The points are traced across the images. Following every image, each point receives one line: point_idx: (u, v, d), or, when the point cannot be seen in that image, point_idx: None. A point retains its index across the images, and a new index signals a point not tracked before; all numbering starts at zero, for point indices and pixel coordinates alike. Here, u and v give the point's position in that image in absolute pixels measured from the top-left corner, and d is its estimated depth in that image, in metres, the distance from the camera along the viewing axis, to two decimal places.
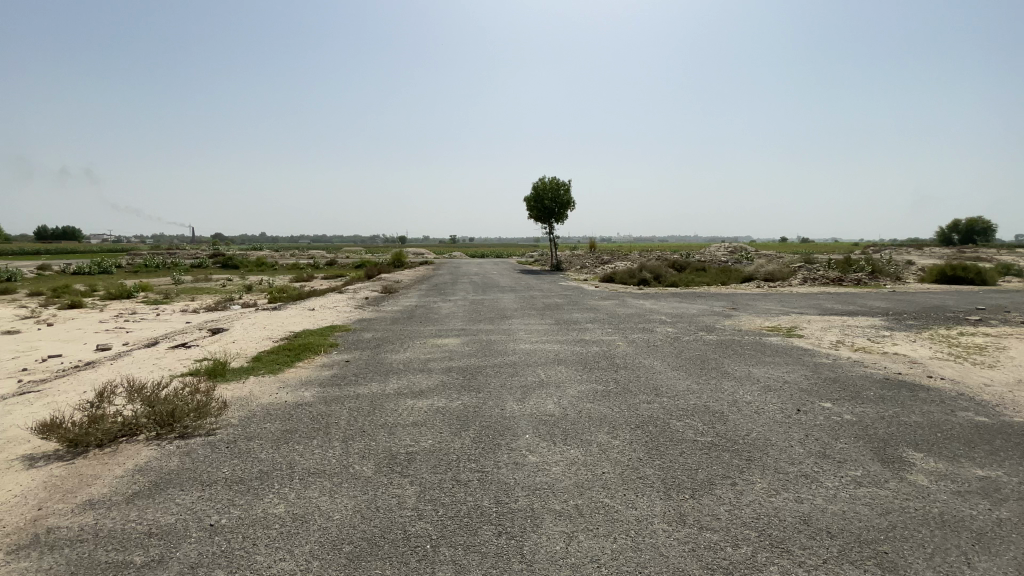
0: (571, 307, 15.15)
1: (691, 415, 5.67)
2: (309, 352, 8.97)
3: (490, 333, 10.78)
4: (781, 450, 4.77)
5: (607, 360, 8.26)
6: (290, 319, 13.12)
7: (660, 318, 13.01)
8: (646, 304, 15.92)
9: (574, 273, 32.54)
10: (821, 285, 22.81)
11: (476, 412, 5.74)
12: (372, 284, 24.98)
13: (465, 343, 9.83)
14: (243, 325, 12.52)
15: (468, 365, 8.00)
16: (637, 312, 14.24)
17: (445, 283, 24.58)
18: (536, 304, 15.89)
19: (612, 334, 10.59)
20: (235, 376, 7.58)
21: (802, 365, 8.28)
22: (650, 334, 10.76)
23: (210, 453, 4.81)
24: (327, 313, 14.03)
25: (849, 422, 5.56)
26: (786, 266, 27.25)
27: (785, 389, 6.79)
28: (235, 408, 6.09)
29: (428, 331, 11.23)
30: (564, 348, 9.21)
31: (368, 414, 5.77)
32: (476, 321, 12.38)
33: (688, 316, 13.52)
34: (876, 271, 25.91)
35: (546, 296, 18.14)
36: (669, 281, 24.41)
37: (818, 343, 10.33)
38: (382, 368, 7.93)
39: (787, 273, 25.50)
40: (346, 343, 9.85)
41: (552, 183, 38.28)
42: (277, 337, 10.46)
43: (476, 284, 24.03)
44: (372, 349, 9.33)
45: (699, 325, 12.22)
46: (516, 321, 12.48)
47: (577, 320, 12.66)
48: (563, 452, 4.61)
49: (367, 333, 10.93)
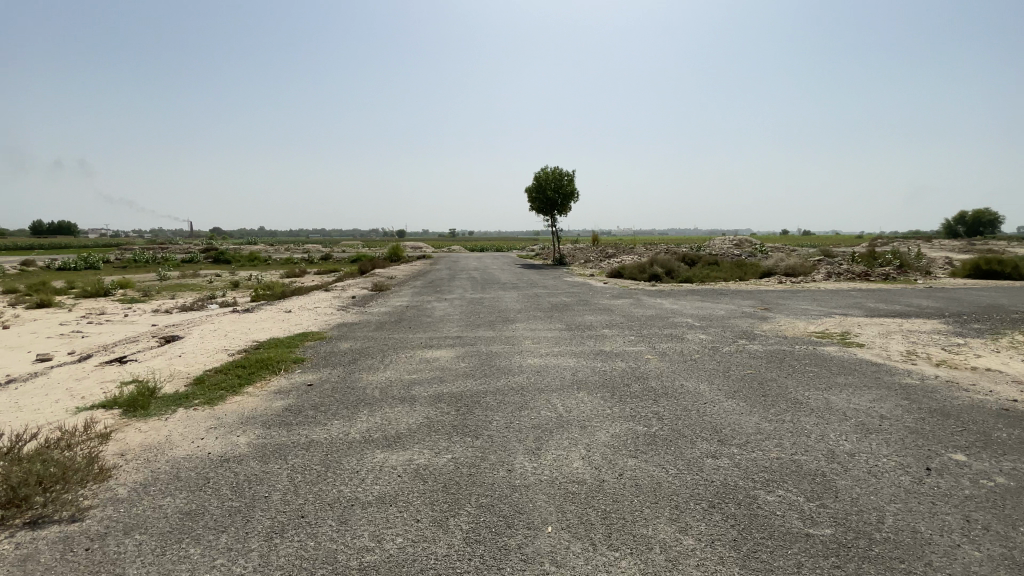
0: (582, 308, 13.36)
1: (783, 482, 3.92)
2: (267, 370, 7.21)
3: (491, 342, 8.99)
4: (950, 558, 3.07)
5: (640, 381, 6.50)
6: (258, 323, 11.29)
7: (687, 322, 11.23)
8: (666, 304, 14.12)
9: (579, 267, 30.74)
10: (849, 280, 21.04)
11: (472, 476, 3.97)
12: (363, 281, 23.19)
13: (460, 356, 8.05)
14: (202, 331, 10.71)
15: (463, 389, 6.23)
16: (658, 314, 12.48)
17: (441, 280, 22.79)
18: (541, 304, 14.09)
19: (637, 343, 8.81)
20: (158, 411, 5.83)
21: (886, 387, 6.52)
22: (682, 343, 8.98)
23: (52, 566, 3.05)
24: (303, 316, 12.23)
25: (1012, 495, 3.86)
26: (807, 260, 25.44)
27: (891, 431, 5.03)
28: (134, 471, 4.33)
29: (417, 339, 9.45)
30: (582, 364, 7.44)
31: (315, 479, 4.00)
32: (475, 325, 10.64)
33: (719, 319, 11.73)
34: (904, 264, 24.13)
35: (552, 294, 16.36)
36: (683, 276, 22.64)
37: (886, 354, 8.58)
38: (353, 393, 6.17)
39: (810, 267, 23.69)
40: (316, 356, 8.09)
41: (555, 173, 36.36)
42: (234, 348, 8.69)
43: (475, 280, 22.25)
44: (345, 365, 7.54)
45: (736, 330, 10.42)
46: (521, 325, 10.69)
47: (591, 325, 10.88)
48: (610, 566, 2.87)
49: (344, 342, 9.15)
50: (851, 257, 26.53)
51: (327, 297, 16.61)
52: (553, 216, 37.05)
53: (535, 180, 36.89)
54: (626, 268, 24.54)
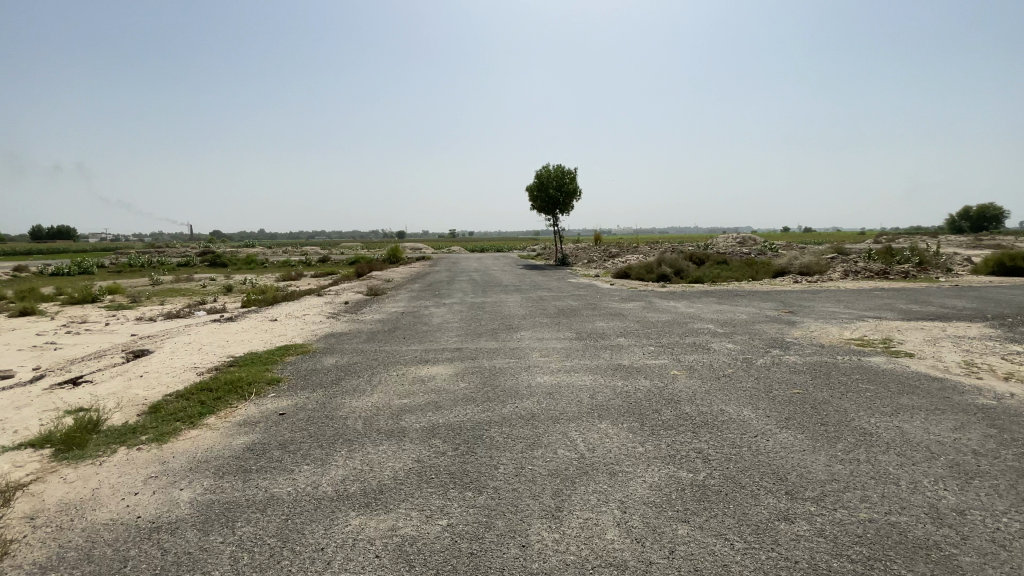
0: (591, 313, 12.32)
1: (892, 563, 2.93)
2: (235, 396, 6.22)
3: (495, 354, 7.97)
4: None
5: (671, 404, 5.51)
6: (237, 334, 10.28)
7: (709, 328, 10.19)
8: (682, 308, 13.06)
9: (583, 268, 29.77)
10: (868, 279, 20.04)
11: (474, 556, 2.98)
12: (359, 284, 22.20)
13: (459, 372, 7.02)
14: (175, 344, 9.70)
15: (462, 418, 5.22)
16: (675, 318, 11.46)
17: (440, 282, 21.78)
18: (547, 308, 13.06)
19: (659, 355, 7.79)
20: (94, 451, 4.83)
21: (963, 411, 5.53)
22: (710, 354, 7.96)
23: None
24: (288, 325, 11.22)
25: None
26: (821, 258, 24.42)
27: (995, 476, 4.05)
28: (34, 548, 3.33)
29: (412, 351, 8.44)
30: (601, 382, 6.42)
31: (266, 562, 3.00)
32: (476, 334, 9.63)
33: (742, 324, 10.69)
34: (923, 262, 23.11)
35: (558, 298, 15.34)
36: (693, 276, 21.63)
37: (942, 365, 7.58)
38: (331, 424, 5.16)
39: (825, 266, 22.67)
40: (295, 375, 7.08)
41: (556, 171, 35.36)
42: (204, 367, 7.68)
43: (475, 282, 21.24)
44: (327, 386, 6.53)
45: (766, 337, 9.38)
46: (527, 333, 9.67)
47: (604, 332, 9.87)
48: None
49: (328, 357, 8.13)
50: (866, 253, 25.50)
51: (317, 303, 15.60)
52: (555, 215, 36.04)
53: (536, 179, 35.90)
54: (632, 268, 23.50)
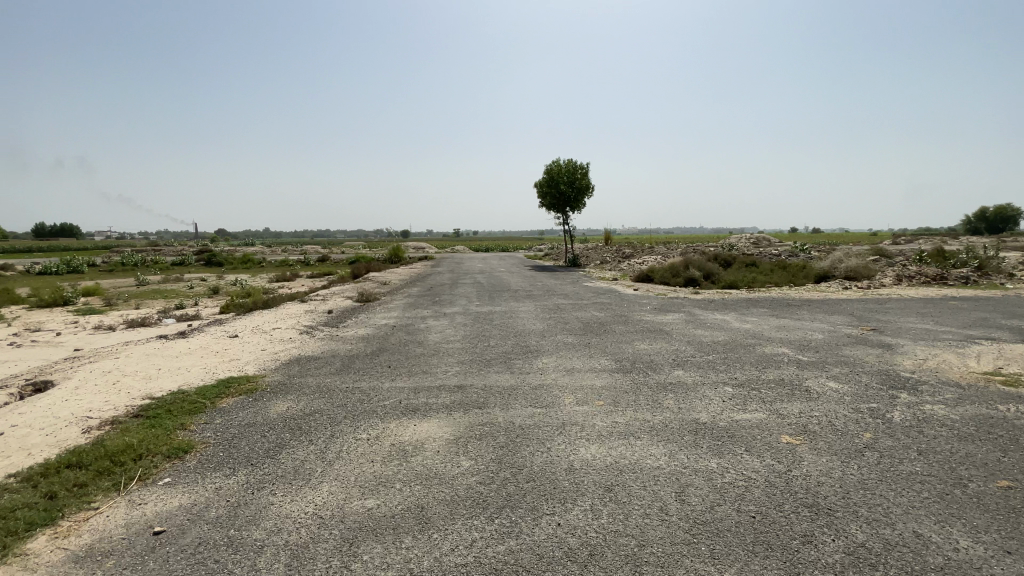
0: (626, 328, 9.95)
1: None
2: (107, 484, 3.96)
3: (512, 400, 5.61)
4: None
5: (828, 526, 3.21)
6: (176, 359, 7.98)
7: (789, 355, 7.81)
8: (735, 322, 10.66)
9: (599, 270, 27.33)
10: (927, 286, 17.61)
11: None
12: (352, 288, 19.93)
13: (460, 435, 4.69)
14: (90, 372, 7.42)
15: (467, 555, 2.91)
16: (735, 338, 9.09)
17: (442, 286, 19.47)
18: (569, 322, 10.76)
19: (750, 408, 5.42)
20: None
21: None
22: (819, 404, 5.59)
23: None
24: (247, 345, 8.92)
25: None
26: (865, 260, 21.95)
27: None
28: None
29: (396, 389, 6.10)
30: (685, 462, 4.10)
31: None
32: (485, 362, 7.27)
33: (827, 349, 8.30)
34: (981, 266, 20.63)
35: (579, 307, 13.03)
36: (726, 279, 19.23)
37: None
38: (229, 569, 2.86)
39: (874, 270, 20.20)
40: (218, 437, 4.79)
41: (567, 165, 33.11)
42: (101, 418, 5.42)
43: (481, 287, 18.90)
44: (255, 463, 4.22)
45: (873, 372, 6.98)
46: (552, 361, 7.31)
47: (653, 359, 7.49)
48: None
49: (279, 401, 5.82)
50: (915, 255, 22.99)
51: (297, 311, 13.28)
52: (566, 212, 33.75)
53: (546, 174, 33.64)
54: (656, 272, 21.12)
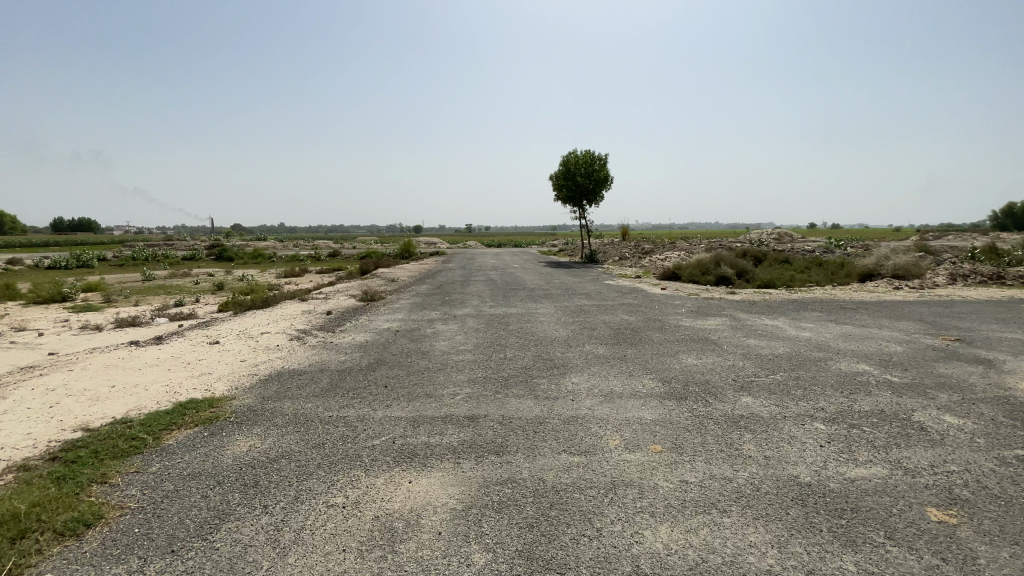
0: (665, 336, 8.55)
1: None
2: None
3: (539, 439, 4.28)
4: None
5: None
6: (138, 372, 6.76)
7: (874, 376, 6.38)
8: (790, 330, 9.20)
9: (619, 267, 25.86)
10: (989, 286, 15.89)
11: None
12: (358, 285, 18.75)
13: (473, 498, 3.38)
14: (32, 389, 6.23)
15: None
16: (798, 350, 7.68)
17: (453, 284, 18.20)
18: (598, 327, 9.42)
19: (859, 463, 4.04)
20: None
21: None
22: (950, 453, 4.19)
23: None
24: (224, 354, 7.69)
25: None
26: (912, 256, 20.19)
27: None
28: None
29: (391, 420, 4.81)
30: (807, 562, 2.75)
31: None
32: (503, 381, 5.95)
33: (917, 367, 6.84)
34: None
35: (606, 309, 11.66)
36: (760, 278, 17.70)
37: None
38: None
39: (924, 268, 18.48)
40: (143, 499, 3.54)
41: (585, 157, 31.58)
42: (8, 462, 4.21)
43: (496, 285, 17.61)
44: (179, 549, 2.95)
45: (993, 400, 5.54)
46: (585, 381, 5.95)
47: (708, 379, 6.11)
48: None
49: (240, 435, 4.57)
50: (965, 252, 21.19)
51: (292, 312, 12.06)
52: (583, 205, 32.33)
53: (563, 165, 32.21)
54: (683, 270, 19.60)
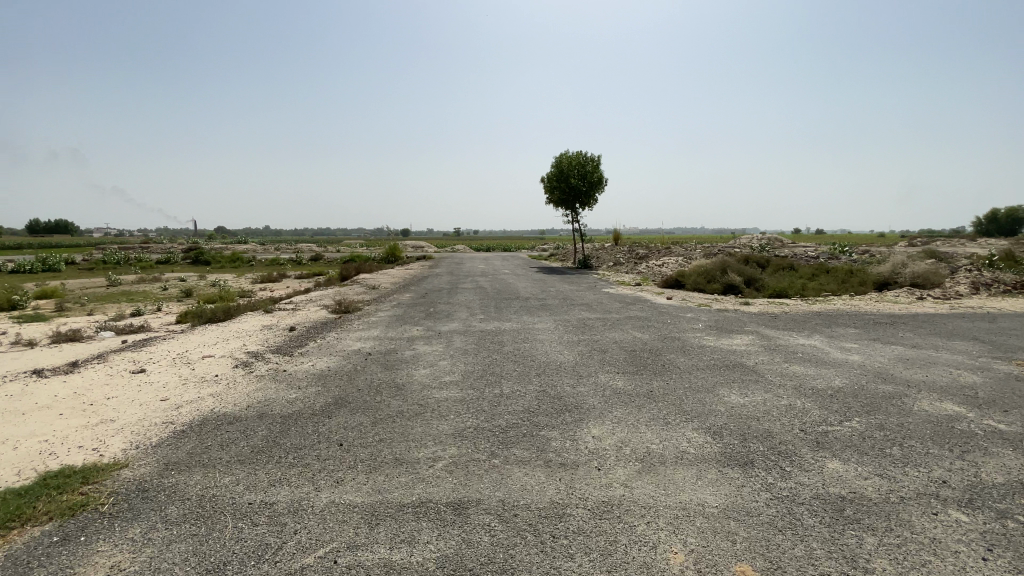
0: (693, 362, 7.09)
1: None
2: None
3: (561, 556, 2.78)
4: None
5: None
6: (17, 420, 5.13)
7: (975, 423, 4.98)
8: (835, 353, 7.80)
9: (616, 274, 24.46)
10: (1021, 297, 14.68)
11: None
12: (335, 292, 17.09)
13: None
14: None
15: None
16: (859, 383, 6.26)
17: (440, 292, 16.62)
18: (609, 347, 7.94)
19: None
20: None
21: None
22: None
23: None
24: (144, 389, 6.06)
25: None
26: (929, 262, 19.00)
27: None
28: None
29: (340, 511, 3.28)
30: None
31: None
32: (500, 435, 4.43)
33: (1020, 408, 5.44)
34: None
35: (613, 323, 10.18)
36: (771, 286, 16.39)
37: None
38: None
39: (944, 276, 17.30)
40: None
41: (578, 158, 30.27)
42: None
43: (487, 293, 16.08)
44: None
45: None
46: (610, 436, 4.45)
47: (769, 433, 4.64)
48: None
49: (103, 548, 2.99)
50: (981, 258, 20.10)
51: (251, 327, 10.41)
52: (576, 209, 31.03)
53: (555, 167, 30.90)
54: (687, 278, 18.25)
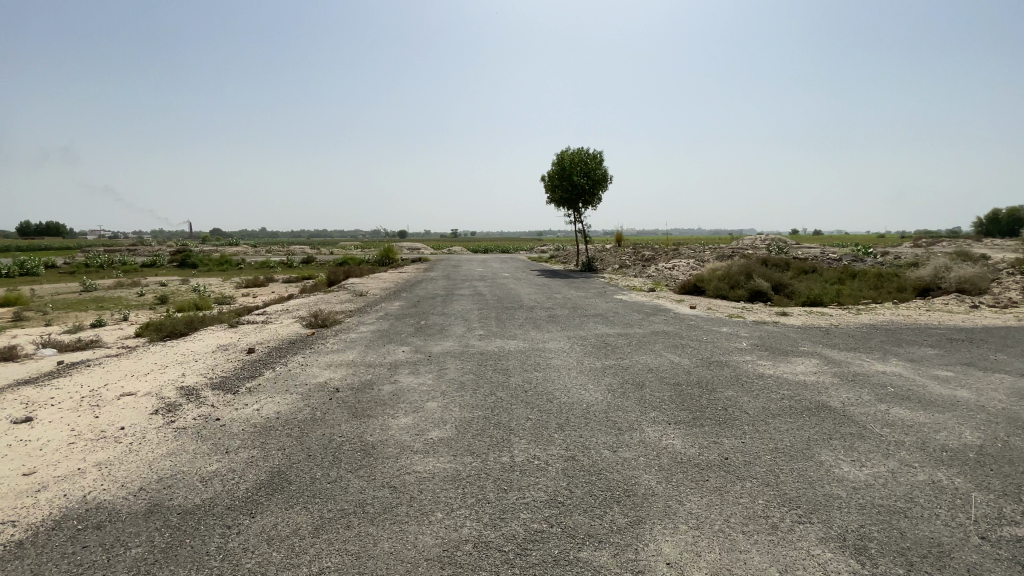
0: (761, 403, 5.38)
1: None
2: None
3: None
4: None
5: None
6: None
7: None
8: (935, 387, 6.08)
9: (625, 277, 22.72)
10: None
11: None
12: (317, 301, 15.36)
13: None
14: None
15: None
16: (1003, 441, 4.54)
17: (434, 300, 14.90)
18: (645, 379, 6.21)
19: None
20: None
21: None
22: None
23: None
24: (10, 457, 4.33)
25: None
26: (971, 265, 17.32)
27: None
28: None
29: None
30: None
31: None
32: (517, 565, 2.70)
33: None
34: None
35: (640, 342, 8.48)
36: (803, 292, 14.70)
37: None
38: None
39: (992, 282, 15.64)
40: None
41: (581, 154, 28.62)
42: None
43: (487, 301, 14.34)
44: None
45: None
46: (698, 566, 2.71)
47: (944, 552, 2.92)
48: None
49: None
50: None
51: (203, 346, 8.61)
52: (579, 208, 29.37)
53: (557, 164, 29.24)
54: (706, 283, 16.56)
